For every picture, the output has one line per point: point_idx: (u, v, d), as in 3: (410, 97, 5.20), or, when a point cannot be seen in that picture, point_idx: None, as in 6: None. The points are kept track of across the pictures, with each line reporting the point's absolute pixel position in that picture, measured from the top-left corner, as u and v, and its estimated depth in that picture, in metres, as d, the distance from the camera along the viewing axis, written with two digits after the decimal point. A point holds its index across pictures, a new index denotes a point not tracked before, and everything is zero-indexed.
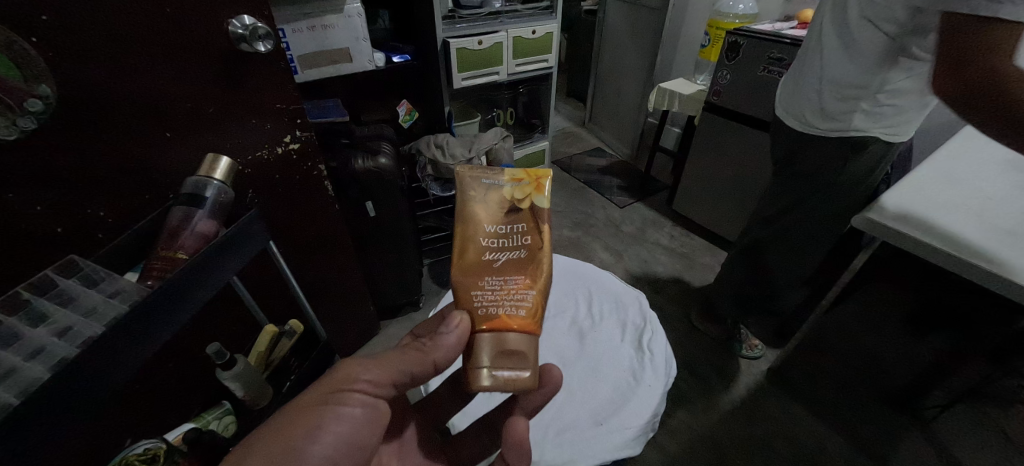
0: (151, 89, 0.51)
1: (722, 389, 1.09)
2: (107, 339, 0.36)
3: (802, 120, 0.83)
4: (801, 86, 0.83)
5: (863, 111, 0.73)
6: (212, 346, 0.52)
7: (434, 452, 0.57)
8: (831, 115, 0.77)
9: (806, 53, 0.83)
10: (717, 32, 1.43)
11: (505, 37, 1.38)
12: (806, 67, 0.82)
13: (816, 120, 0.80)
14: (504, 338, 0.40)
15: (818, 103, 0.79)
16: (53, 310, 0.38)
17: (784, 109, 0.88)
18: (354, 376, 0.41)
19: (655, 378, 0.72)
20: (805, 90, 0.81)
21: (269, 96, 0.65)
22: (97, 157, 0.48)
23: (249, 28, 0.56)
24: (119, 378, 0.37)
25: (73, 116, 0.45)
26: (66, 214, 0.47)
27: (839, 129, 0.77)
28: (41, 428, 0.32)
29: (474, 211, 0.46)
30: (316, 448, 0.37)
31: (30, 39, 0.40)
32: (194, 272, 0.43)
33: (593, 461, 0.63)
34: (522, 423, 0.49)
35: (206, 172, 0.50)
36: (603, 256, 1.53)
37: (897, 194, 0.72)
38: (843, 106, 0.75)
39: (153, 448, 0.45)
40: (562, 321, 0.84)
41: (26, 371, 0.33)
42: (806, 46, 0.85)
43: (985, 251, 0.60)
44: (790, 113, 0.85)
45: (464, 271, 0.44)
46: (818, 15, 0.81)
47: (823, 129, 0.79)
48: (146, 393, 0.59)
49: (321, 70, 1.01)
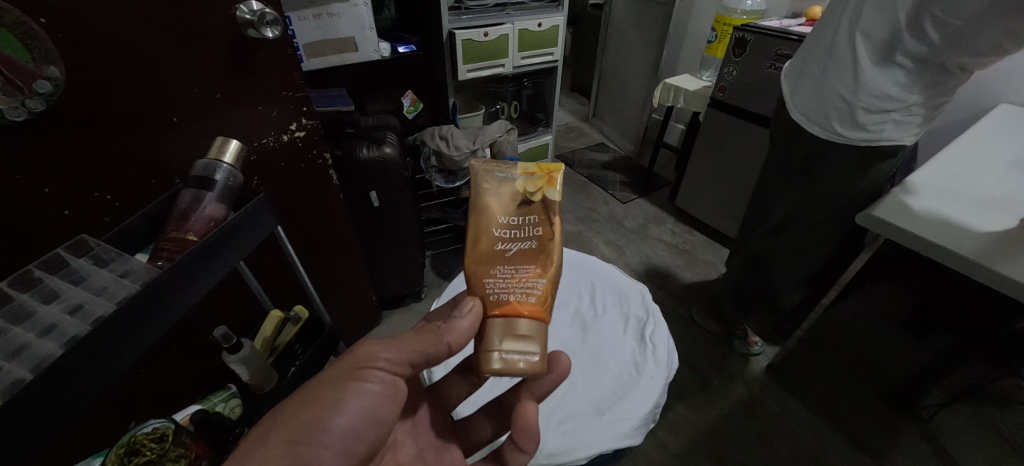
0: (156, 75, 0.50)
1: (721, 385, 1.10)
2: (118, 318, 0.36)
3: (827, 127, 0.79)
4: (824, 90, 0.78)
5: (892, 121, 0.73)
6: (219, 329, 0.54)
7: (447, 434, 0.58)
8: (864, 125, 0.74)
9: (825, 55, 0.79)
10: (724, 29, 1.42)
11: (512, 29, 1.37)
12: (828, 70, 0.78)
13: (844, 129, 0.77)
14: (515, 324, 0.40)
15: (848, 112, 0.75)
16: (65, 288, 0.39)
17: (800, 113, 0.83)
18: (373, 354, 0.42)
19: (657, 371, 0.72)
20: (831, 95, 0.77)
21: (276, 84, 0.64)
22: (106, 140, 0.48)
23: (258, 14, 0.55)
24: (134, 352, 0.38)
25: (83, 99, 0.45)
26: (76, 196, 0.48)
27: (868, 139, 0.75)
28: (67, 397, 0.34)
29: (488, 203, 0.46)
30: (340, 420, 0.38)
31: (39, 21, 0.40)
32: (202, 255, 0.43)
33: (594, 450, 0.64)
34: (531, 407, 0.49)
35: (214, 156, 0.49)
36: (605, 251, 1.53)
37: (909, 195, 0.71)
38: (876, 116, 0.73)
39: (162, 427, 0.45)
40: (565, 312, 0.85)
41: (39, 348, 0.34)
42: (819, 50, 0.81)
43: (992, 251, 0.60)
44: (811, 119, 0.81)
45: (477, 261, 0.45)
46: (844, 11, 0.76)
47: (852, 138, 0.76)
48: (154, 374, 0.59)
49: (326, 59, 1.01)
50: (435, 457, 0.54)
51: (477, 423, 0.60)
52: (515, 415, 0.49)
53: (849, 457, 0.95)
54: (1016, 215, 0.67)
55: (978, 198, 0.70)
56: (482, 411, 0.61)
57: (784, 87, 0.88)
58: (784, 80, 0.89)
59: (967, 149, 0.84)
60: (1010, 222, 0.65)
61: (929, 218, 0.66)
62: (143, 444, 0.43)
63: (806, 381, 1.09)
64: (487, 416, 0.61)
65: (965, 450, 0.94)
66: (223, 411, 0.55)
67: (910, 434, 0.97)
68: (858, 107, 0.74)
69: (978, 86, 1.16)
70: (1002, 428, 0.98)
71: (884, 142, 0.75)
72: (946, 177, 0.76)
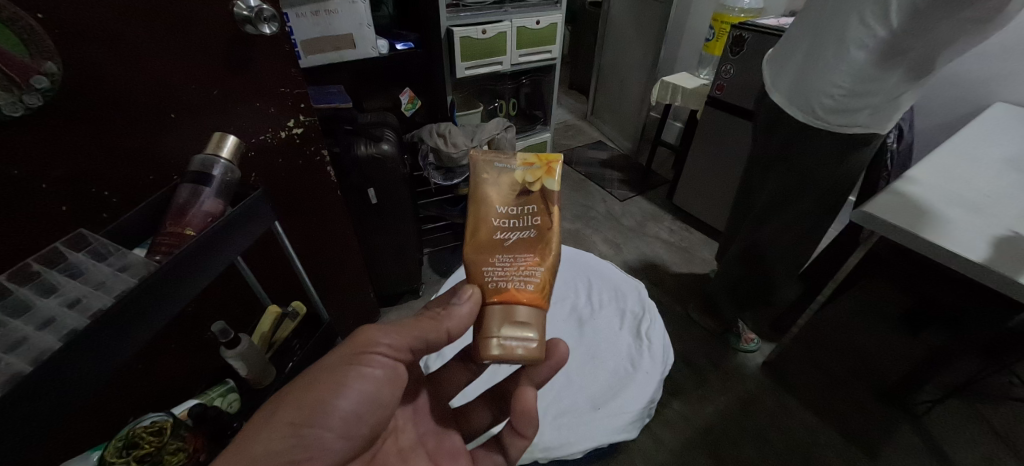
0: (153, 69, 0.50)
1: (717, 381, 1.10)
2: (117, 310, 0.36)
3: (804, 113, 0.81)
4: (803, 77, 0.80)
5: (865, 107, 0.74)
6: (217, 323, 0.54)
7: (448, 422, 0.58)
8: (839, 110, 0.76)
9: (807, 44, 0.81)
10: (722, 27, 1.42)
11: (510, 26, 1.37)
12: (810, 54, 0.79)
13: (819, 115, 0.78)
14: (514, 311, 0.41)
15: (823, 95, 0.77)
16: (63, 282, 0.39)
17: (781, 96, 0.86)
18: (373, 340, 0.43)
19: (652, 366, 0.73)
20: (809, 81, 0.79)
21: (274, 80, 0.64)
22: (104, 135, 0.48)
23: (255, 10, 0.56)
24: (134, 343, 0.39)
25: (79, 94, 0.45)
26: (72, 192, 0.47)
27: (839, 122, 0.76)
28: (72, 384, 0.34)
29: (487, 193, 0.47)
30: (342, 403, 0.40)
31: (36, 15, 0.40)
32: (200, 248, 0.43)
33: (591, 443, 0.65)
34: (530, 393, 0.49)
35: (211, 150, 0.49)
36: (603, 248, 1.54)
37: (900, 191, 0.72)
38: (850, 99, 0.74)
39: (159, 420, 0.46)
40: (562, 307, 0.85)
41: (38, 341, 0.35)
42: (801, 40, 0.83)
43: (985, 249, 0.60)
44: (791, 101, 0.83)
45: (476, 249, 0.45)
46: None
47: (828, 123, 0.78)
48: (152, 370, 0.59)
49: (324, 56, 1.01)
50: (435, 443, 0.54)
51: (476, 410, 0.61)
52: (514, 400, 0.49)
53: (844, 452, 0.96)
54: (1010, 212, 0.67)
55: (971, 195, 0.71)
56: (480, 398, 0.62)
57: (768, 76, 0.91)
58: (768, 71, 0.92)
59: (964, 147, 0.85)
60: (1004, 219, 0.66)
61: (920, 213, 0.67)
62: (142, 437, 0.44)
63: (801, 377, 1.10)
64: (486, 408, 0.61)
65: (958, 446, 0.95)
66: (220, 405, 0.55)
67: None
68: (833, 92, 0.75)
69: (974, 82, 1.17)
70: None
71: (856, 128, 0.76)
72: (942, 174, 0.77)
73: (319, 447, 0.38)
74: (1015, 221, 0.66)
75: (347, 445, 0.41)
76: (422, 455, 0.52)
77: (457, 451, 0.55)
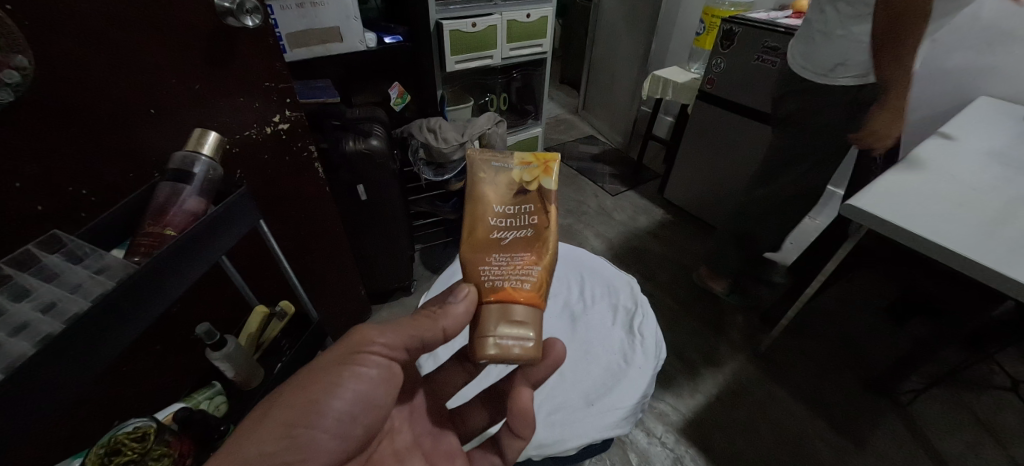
0: (132, 62, 0.48)
1: (707, 374, 1.11)
2: (92, 316, 0.35)
3: (821, 72, 0.91)
4: (818, 52, 0.91)
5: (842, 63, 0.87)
6: (202, 326, 0.53)
7: (443, 422, 0.58)
8: (841, 68, 0.87)
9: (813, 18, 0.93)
10: (712, 20, 1.43)
11: (500, 19, 1.35)
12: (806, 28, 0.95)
13: (834, 70, 0.88)
14: (511, 310, 0.41)
15: (807, 55, 0.93)
16: (36, 285, 0.38)
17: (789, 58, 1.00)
18: (369, 339, 0.43)
19: (644, 361, 0.73)
20: (819, 47, 0.90)
21: (258, 74, 0.62)
22: (78, 132, 0.46)
23: (237, 2, 0.54)
24: (114, 348, 0.37)
25: (53, 90, 0.43)
26: (48, 191, 0.46)
27: (823, 76, 0.90)
28: (51, 391, 0.33)
29: (483, 192, 0.46)
30: (338, 403, 0.39)
31: (4, 6, 0.38)
32: (180, 251, 0.42)
33: (583, 439, 0.65)
34: (526, 393, 0.49)
35: (192, 147, 0.47)
36: (594, 243, 1.54)
37: (887, 184, 0.73)
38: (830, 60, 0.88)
39: (144, 426, 0.45)
40: (555, 303, 0.85)
41: (10, 347, 0.33)
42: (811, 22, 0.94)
43: (972, 243, 0.61)
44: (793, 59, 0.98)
45: (473, 248, 0.45)
46: None
47: (823, 77, 0.91)
48: (135, 372, 0.58)
49: (310, 49, 0.98)
50: (431, 443, 0.54)
51: (473, 411, 0.61)
52: (511, 400, 0.48)
53: (832, 442, 0.97)
54: (993, 203, 0.69)
55: (954, 188, 0.72)
56: (478, 399, 0.62)
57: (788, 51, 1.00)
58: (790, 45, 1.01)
59: (951, 141, 0.86)
60: (989, 210, 0.67)
61: (908, 206, 0.68)
62: (124, 443, 0.43)
63: (789, 370, 1.11)
64: (483, 404, 0.61)
65: (942, 434, 0.98)
66: (207, 407, 0.54)
67: (889, 419, 1.00)
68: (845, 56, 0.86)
69: (955, 81, 1.20)
70: (975, 411, 1.02)
71: (839, 80, 0.88)
72: (930, 167, 0.78)
73: (314, 448, 0.37)
74: (998, 213, 0.67)
75: (343, 446, 0.40)
76: (418, 456, 0.51)
77: (454, 451, 0.55)
